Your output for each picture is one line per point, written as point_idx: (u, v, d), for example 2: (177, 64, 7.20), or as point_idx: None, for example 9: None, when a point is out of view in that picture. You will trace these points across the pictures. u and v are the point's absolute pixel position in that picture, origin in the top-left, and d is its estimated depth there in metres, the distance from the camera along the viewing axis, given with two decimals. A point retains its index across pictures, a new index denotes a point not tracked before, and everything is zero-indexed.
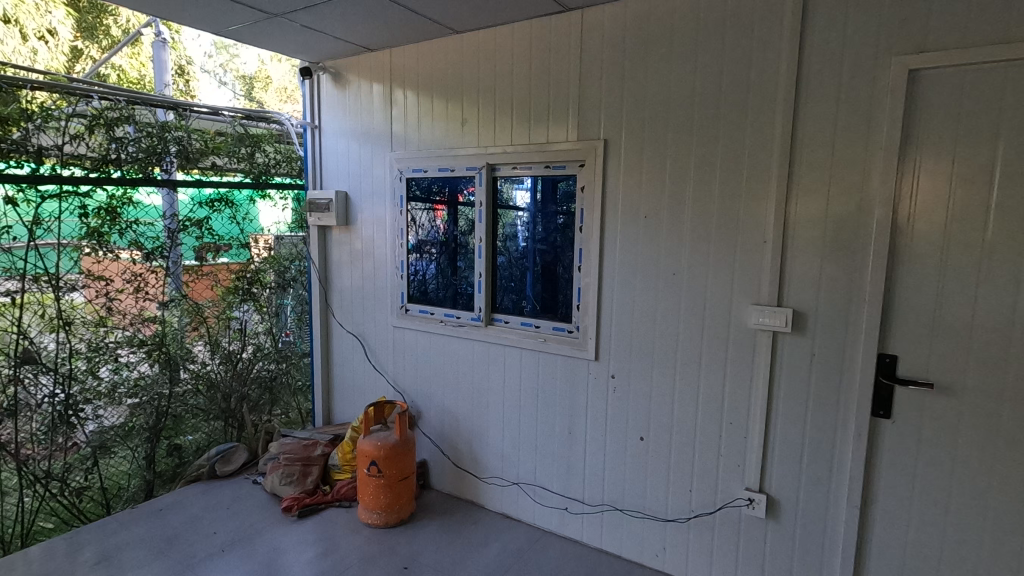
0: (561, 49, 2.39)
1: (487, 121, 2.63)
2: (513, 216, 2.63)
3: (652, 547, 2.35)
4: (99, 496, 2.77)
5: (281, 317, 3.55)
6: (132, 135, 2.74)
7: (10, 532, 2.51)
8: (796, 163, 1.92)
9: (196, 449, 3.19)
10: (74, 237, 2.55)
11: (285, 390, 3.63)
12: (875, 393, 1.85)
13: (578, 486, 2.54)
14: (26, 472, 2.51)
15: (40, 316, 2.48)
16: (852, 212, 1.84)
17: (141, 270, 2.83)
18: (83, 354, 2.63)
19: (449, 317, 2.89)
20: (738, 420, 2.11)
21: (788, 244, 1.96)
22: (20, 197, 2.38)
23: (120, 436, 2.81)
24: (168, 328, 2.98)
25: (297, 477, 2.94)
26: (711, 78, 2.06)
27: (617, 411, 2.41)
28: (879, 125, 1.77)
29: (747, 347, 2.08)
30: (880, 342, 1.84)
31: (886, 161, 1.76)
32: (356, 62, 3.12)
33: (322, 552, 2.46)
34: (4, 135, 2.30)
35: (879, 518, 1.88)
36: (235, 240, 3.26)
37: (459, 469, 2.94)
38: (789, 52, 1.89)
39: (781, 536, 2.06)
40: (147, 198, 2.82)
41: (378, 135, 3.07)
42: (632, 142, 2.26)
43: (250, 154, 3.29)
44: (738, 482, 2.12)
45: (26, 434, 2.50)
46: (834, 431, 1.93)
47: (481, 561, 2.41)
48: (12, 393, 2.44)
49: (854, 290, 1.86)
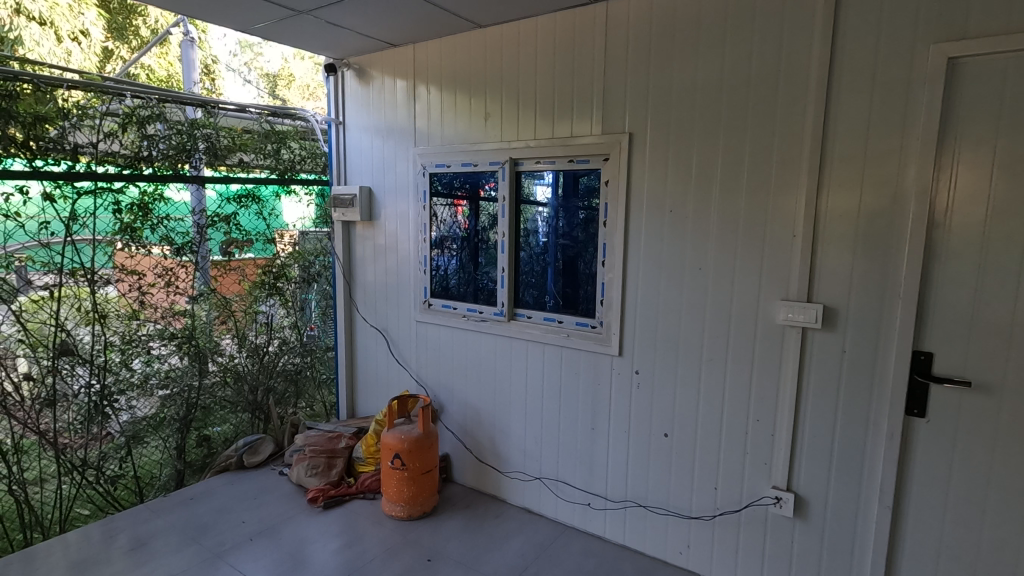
0: (586, 42, 2.36)
1: (510, 116, 2.63)
2: (535, 211, 2.62)
3: (676, 545, 2.33)
4: (132, 484, 2.86)
5: (305, 311, 3.61)
6: (162, 133, 2.80)
7: (49, 517, 2.60)
8: (828, 157, 1.88)
9: (224, 439, 3.26)
10: (108, 233, 2.62)
11: (309, 383, 3.69)
12: (909, 391, 1.80)
13: (600, 482, 2.53)
14: (64, 459, 2.59)
15: (76, 309, 2.55)
16: (886, 205, 1.79)
17: (172, 265, 2.89)
18: (117, 346, 2.71)
19: (472, 312, 2.89)
20: (765, 419, 2.08)
21: (818, 239, 1.92)
22: (57, 193, 2.45)
23: (152, 426, 2.89)
24: (197, 321, 3.04)
25: (321, 469, 2.98)
26: (739, 70, 2.03)
27: (641, 407, 2.39)
28: (916, 116, 1.72)
29: (775, 344, 2.04)
30: (915, 340, 1.79)
31: (923, 152, 1.71)
32: (379, 58, 3.14)
33: (347, 543, 2.50)
34: (42, 134, 2.36)
35: (912, 519, 1.84)
36: (261, 235, 3.31)
37: (481, 463, 2.95)
38: (821, 42, 1.84)
39: (808, 536, 2.02)
40: (178, 195, 2.88)
41: (401, 130, 3.08)
42: (658, 135, 2.23)
43: (275, 151, 3.34)
44: (765, 481, 2.09)
45: (63, 423, 2.58)
46: (866, 429, 1.89)
47: (504, 556, 2.41)
48: (50, 383, 2.51)
49: (887, 285, 1.81)
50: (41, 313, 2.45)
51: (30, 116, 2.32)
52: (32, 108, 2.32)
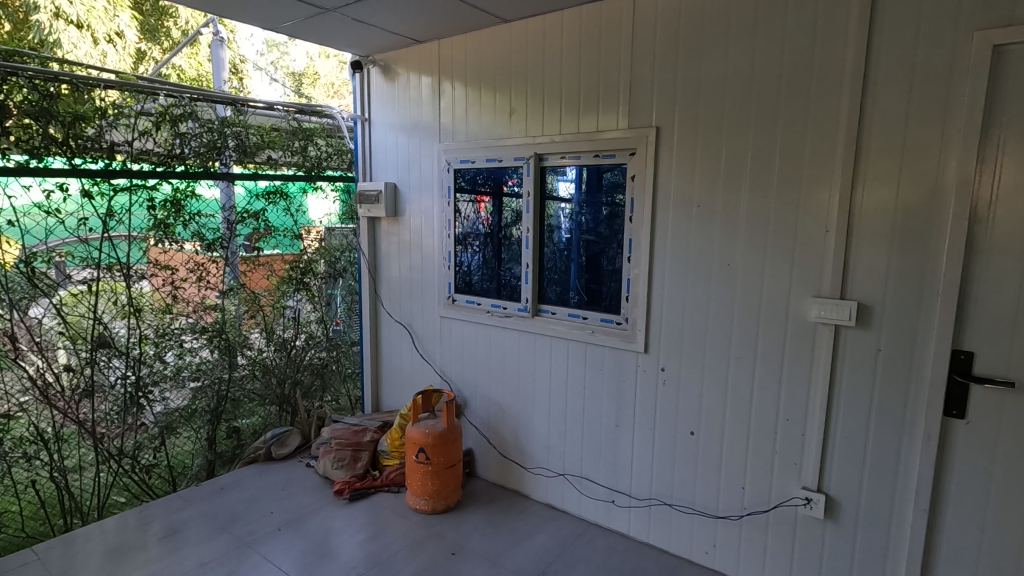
0: (613, 34, 2.34)
1: (535, 111, 2.61)
2: (558, 207, 2.61)
3: (702, 544, 2.30)
4: (166, 473, 2.94)
5: (331, 306, 3.65)
6: (194, 131, 2.86)
7: (88, 504, 2.69)
8: (864, 149, 1.82)
9: (253, 431, 3.32)
10: (143, 229, 2.70)
11: (335, 377, 3.74)
12: (947, 392, 1.74)
13: (625, 479, 2.52)
14: (101, 448, 2.68)
15: (113, 303, 2.64)
16: (924, 199, 1.73)
17: (203, 260, 2.95)
18: (151, 339, 2.79)
19: (496, 307, 2.90)
20: (795, 418, 2.04)
21: (852, 234, 1.87)
22: (95, 190, 2.52)
23: (184, 417, 2.96)
24: (227, 315, 3.10)
25: (348, 461, 3.03)
26: (771, 61, 1.98)
27: (668, 404, 2.36)
28: (959, 106, 1.66)
29: (806, 341, 1.99)
30: (955, 338, 1.73)
31: (965, 144, 1.65)
32: (404, 54, 3.16)
33: (372, 535, 2.53)
34: (80, 133, 2.44)
35: (949, 525, 1.78)
36: (289, 231, 3.35)
37: (504, 459, 2.96)
38: (858, 32, 1.79)
39: (840, 538, 1.98)
40: (208, 191, 2.94)
41: (425, 126, 3.10)
42: (686, 129, 2.19)
43: (303, 147, 3.38)
44: (795, 481, 2.06)
45: (101, 413, 2.66)
46: (901, 430, 1.84)
47: (527, 551, 2.41)
48: (88, 374, 2.60)
49: (925, 282, 1.76)
50: (80, 307, 2.53)
51: (69, 116, 2.40)
52: (71, 107, 2.39)
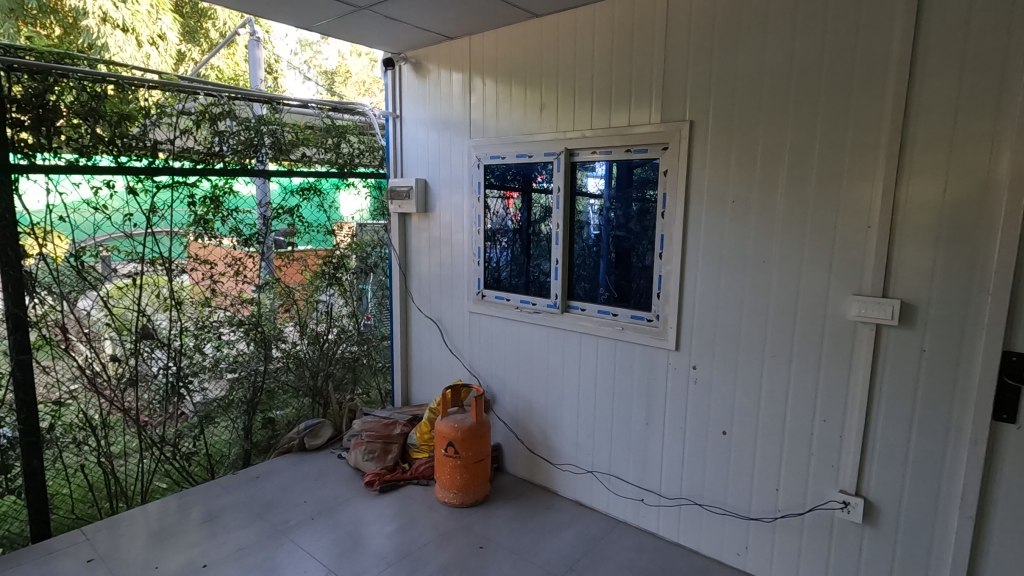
0: (647, 27, 2.30)
1: (567, 106, 2.60)
2: (587, 203, 2.60)
3: (733, 545, 2.27)
4: (205, 461, 3.04)
5: (362, 301, 3.70)
6: (231, 129, 2.93)
7: (132, 489, 2.80)
8: (910, 142, 1.75)
9: (287, 422, 3.41)
10: (183, 226, 2.79)
11: (366, 371, 3.80)
12: (997, 395, 1.67)
13: (654, 478, 2.49)
14: (145, 435, 2.79)
15: (155, 296, 2.74)
16: (974, 193, 1.66)
17: (240, 255, 3.03)
18: (191, 330, 2.88)
19: (525, 303, 2.90)
20: (833, 419, 1.99)
21: (896, 230, 1.80)
22: (139, 186, 2.61)
23: (222, 407, 3.06)
24: (263, 309, 3.18)
25: (378, 454, 3.07)
26: (811, 52, 1.92)
27: (699, 403, 2.32)
28: (1014, 96, 1.58)
29: (845, 341, 1.93)
30: (1005, 338, 1.65)
31: (1020, 136, 1.57)
32: (435, 51, 3.17)
33: (401, 526, 2.57)
34: (125, 132, 2.53)
35: (998, 532, 1.71)
36: (322, 227, 3.41)
37: (533, 455, 2.96)
38: (905, 20, 1.72)
39: (878, 543, 1.92)
40: (245, 189, 3.00)
41: (456, 122, 3.11)
42: (721, 122, 2.14)
43: (336, 144, 3.42)
44: (832, 484, 2.00)
45: (144, 402, 2.77)
46: (946, 434, 1.77)
47: (555, 547, 2.41)
48: (132, 364, 2.71)
49: (974, 280, 1.68)
50: (125, 299, 2.64)
51: (116, 116, 2.49)
52: (118, 107, 2.49)
